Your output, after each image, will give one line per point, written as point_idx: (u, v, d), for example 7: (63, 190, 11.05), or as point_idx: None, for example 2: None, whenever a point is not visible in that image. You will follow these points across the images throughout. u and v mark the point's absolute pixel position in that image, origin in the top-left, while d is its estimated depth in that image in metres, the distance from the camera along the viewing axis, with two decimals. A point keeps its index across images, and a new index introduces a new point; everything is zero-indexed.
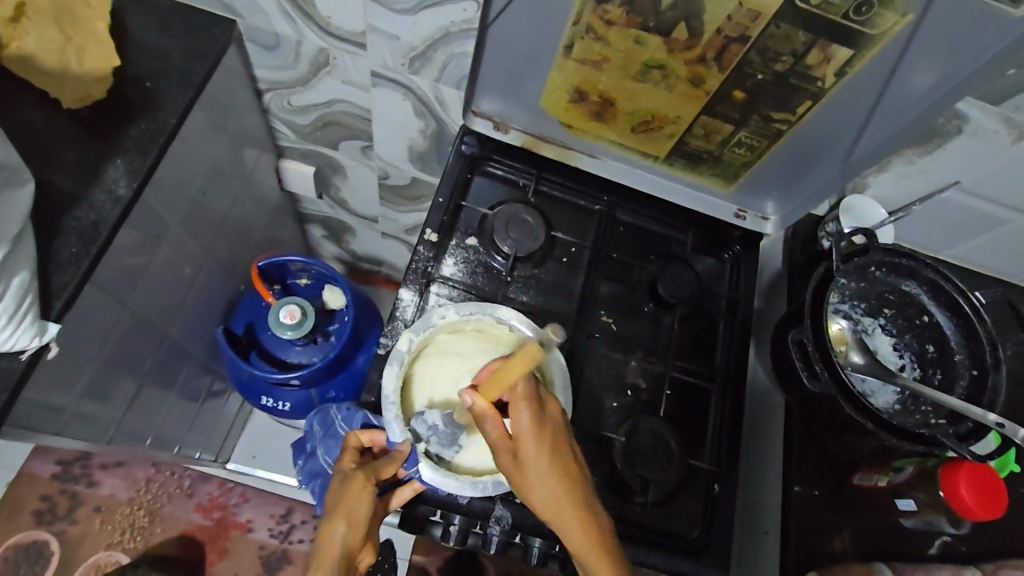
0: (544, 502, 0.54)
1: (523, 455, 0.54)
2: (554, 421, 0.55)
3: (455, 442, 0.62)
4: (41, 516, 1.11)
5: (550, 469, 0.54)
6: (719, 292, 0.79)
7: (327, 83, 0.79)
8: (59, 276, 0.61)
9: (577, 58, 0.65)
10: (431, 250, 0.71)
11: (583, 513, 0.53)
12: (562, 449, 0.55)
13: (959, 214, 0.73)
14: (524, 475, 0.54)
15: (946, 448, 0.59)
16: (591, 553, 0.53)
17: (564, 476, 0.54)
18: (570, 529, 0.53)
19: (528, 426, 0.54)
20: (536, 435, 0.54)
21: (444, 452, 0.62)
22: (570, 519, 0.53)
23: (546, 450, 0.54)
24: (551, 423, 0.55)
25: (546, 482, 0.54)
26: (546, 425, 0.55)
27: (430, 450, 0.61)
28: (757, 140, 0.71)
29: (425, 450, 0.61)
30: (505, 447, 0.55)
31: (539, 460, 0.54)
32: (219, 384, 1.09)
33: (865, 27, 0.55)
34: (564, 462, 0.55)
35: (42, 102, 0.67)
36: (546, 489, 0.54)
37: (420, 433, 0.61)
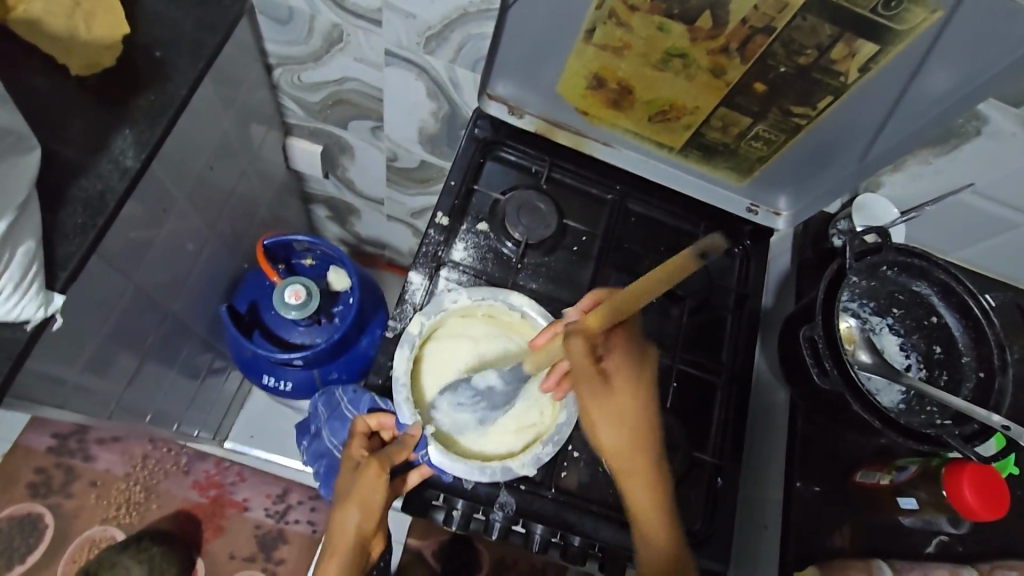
0: (616, 439, 0.59)
1: (613, 392, 0.59)
2: (645, 368, 0.61)
3: (505, 404, 0.65)
4: (37, 489, 1.11)
5: (630, 413, 0.59)
6: (728, 286, 0.79)
7: (339, 60, 0.78)
8: (65, 247, 0.60)
9: (598, 44, 0.64)
10: (441, 234, 0.71)
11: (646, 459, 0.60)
12: (643, 396, 0.60)
13: (971, 216, 0.73)
14: (608, 413, 0.59)
15: (953, 448, 0.59)
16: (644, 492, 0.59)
17: (639, 421, 0.60)
18: (632, 467, 0.59)
19: (620, 364, 0.60)
20: (629, 378, 0.60)
21: (488, 415, 0.64)
22: (632, 460, 0.59)
23: (630, 392, 0.60)
24: (638, 370, 0.61)
25: (626, 422, 0.59)
26: (634, 366, 0.60)
27: (474, 417, 0.64)
28: (775, 134, 0.71)
29: (468, 415, 0.64)
30: (589, 383, 0.57)
31: (623, 403, 0.59)
32: (220, 361, 1.09)
33: (894, 22, 0.54)
34: (642, 410, 0.60)
35: (46, 67, 0.65)
36: (620, 427, 0.59)
37: (460, 403, 0.64)
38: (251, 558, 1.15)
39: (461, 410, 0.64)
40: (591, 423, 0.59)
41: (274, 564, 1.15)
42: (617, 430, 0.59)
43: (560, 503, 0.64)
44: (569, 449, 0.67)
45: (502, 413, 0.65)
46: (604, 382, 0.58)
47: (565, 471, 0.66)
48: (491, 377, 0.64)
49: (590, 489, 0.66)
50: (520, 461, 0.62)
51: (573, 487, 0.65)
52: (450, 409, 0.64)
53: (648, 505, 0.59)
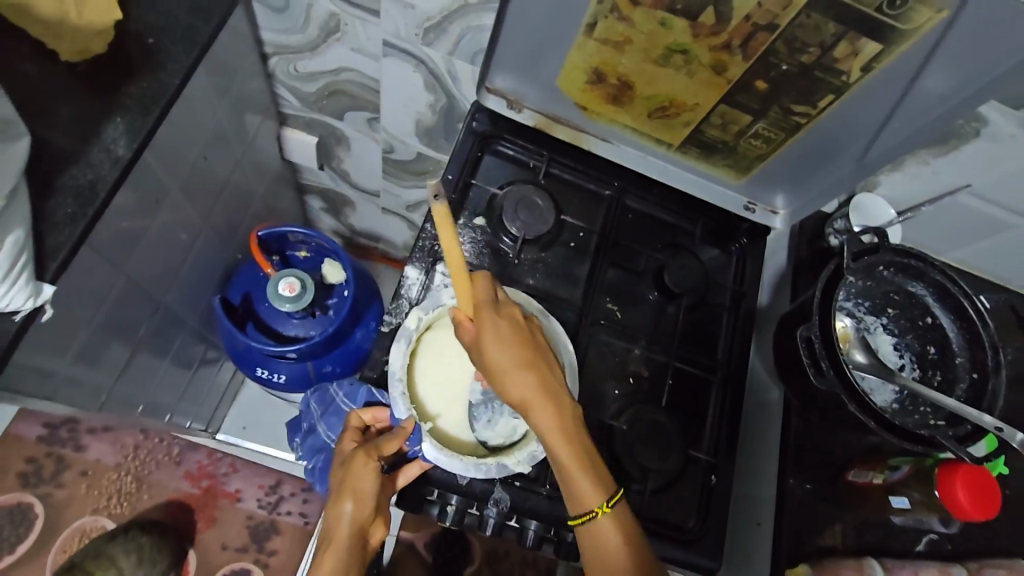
0: (511, 388, 0.57)
1: (486, 347, 0.57)
2: (514, 317, 0.59)
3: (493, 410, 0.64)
4: (26, 478, 1.10)
5: (518, 360, 0.57)
6: (724, 284, 0.79)
7: (336, 50, 0.77)
8: (55, 237, 0.59)
9: (599, 38, 0.64)
10: (438, 228, 0.70)
11: (547, 403, 0.57)
12: (522, 342, 0.58)
13: (968, 217, 0.73)
14: (491, 366, 0.57)
15: (945, 449, 0.59)
16: (555, 437, 0.56)
17: (530, 361, 0.58)
18: (535, 411, 0.56)
19: (487, 313, 0.58)
20: (499, 334, 0.57)
21: (487, 420, 0.64)
22: (535, 406, 0.56)
23: (505, 337, 0.57)
24: (509, 313, 0.59)
25: (513, 373, 0.57)
26: (505, 309, 0.59)
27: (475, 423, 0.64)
28: (775, 133, 0.70)
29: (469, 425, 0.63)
30: (469, 340, 0.58)
31: (500, 352, 0.57)
32: (213, 353, 1.08)
33: (898, 21, 0.54)
34: (527, 353, 0.58)
35: (37, 53, 0.64)
36: (510, 378, 0.57)
37: (488, 419, 0.64)
38: (243, 549, 1.15)
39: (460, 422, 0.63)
40: (489, 377, 0.58)
41: (266, 555, 1.15)
42: (511, 378, 0.57)
43: (554, 500, 0.64)
44: None
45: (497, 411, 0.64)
46: (476, 343, 0.58)
47: None
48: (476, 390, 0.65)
49: None
50: (515, 458, 0.61)
51: None
52: (488, 427, 0.64)
53: (563, 445, 0.56)
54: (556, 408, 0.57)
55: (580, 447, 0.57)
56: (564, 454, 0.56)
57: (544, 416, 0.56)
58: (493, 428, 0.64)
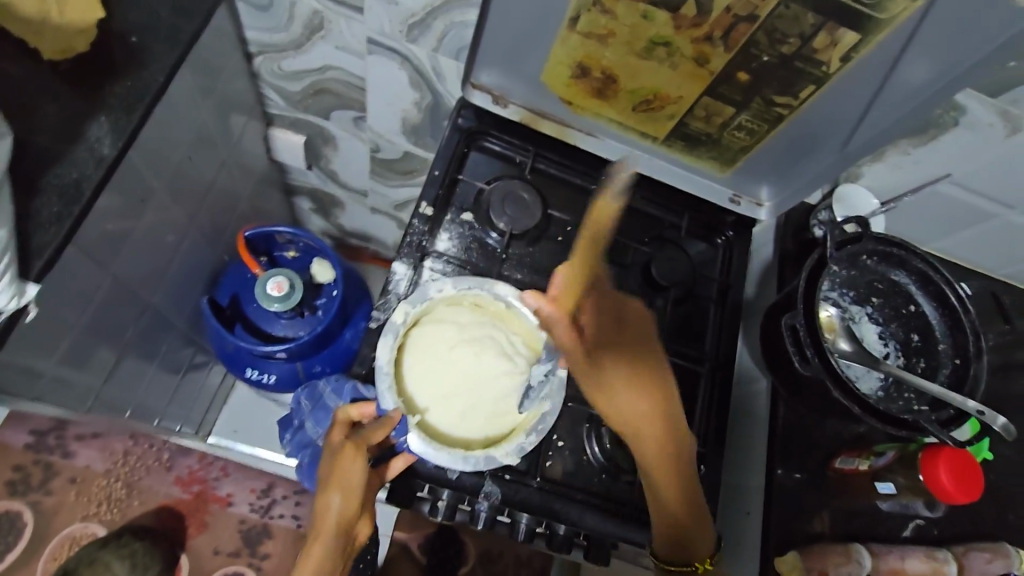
0: (629, 420, 0.59)
1: (603, 366, 0.59)
2: (637, 338, 0.62)
3: (480, 405, 0.64)
4: (12, 488, 1.06)
5: (636, 382, 0.60)
6: (711, 277, 0.79)
7: (320, 48, 0.77)
8: (40, 237, 0.59)
9: (583, 32, 0.64)
10: (425, 224, 0.70)
11: (661, 429, 0.59)
12: (641, 365, 0.61)
13: (948, 207, 0.74)
14: (608, 398, 0.59)
15: (929, 433, 0.60)
16: (663, 467, 0.60)
17: (654, 396, 0.60)
18: (650, 447, 0.59)
19: (603, 349, 0.60)
20: (622, 357, 0.60)
21: (475, 414, 0.64)
22: (647, 430, 0.59)
23: (628, 371, 0.59)
24: (624, 343, 0.61)
25: (628, 396, 0.59)
26: (621, 340, 0.61)
27: (463, 417, 0.64)
28: (757, 125, 0.71)
29: (456, 420, 0.63)
30: (585, 368, 0.60)
31: (621, 388, 0.59)
32: (202, 355, 1.07)
33: (876, 11, 0.54)
34: (643, 377, 0.60)
35: (17, 52, 0.64)
36: (625, 399, 0.59)
37: (481, 415, 0.64)
38: (235, 553, 1.15)
39: (447, 417, 0.63)
40: (603, 407, 0.60)
41: (260, 558, 1.15)
42: (632, 411, 0.59)
43: (545, 493, 0.65)
44: (553, 439, 0.67)
45: (484, 405, 0.64)
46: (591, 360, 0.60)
47: (550, 460, 0.66)
48: (463, 385, 0.64)
49: (575, 478, 0.66)
50: (503, 450, 0.62)
51: (558, 476, 0.66)
52: (482, 420, 0.64)
53: (663, 470, 0.60)
54: (670, 443, 0.59)
55: (684, 473, 0.60)
56: (669, 484, 0.60)
57: (653, 441, 0.59)
58: (478, 422, 0.64)
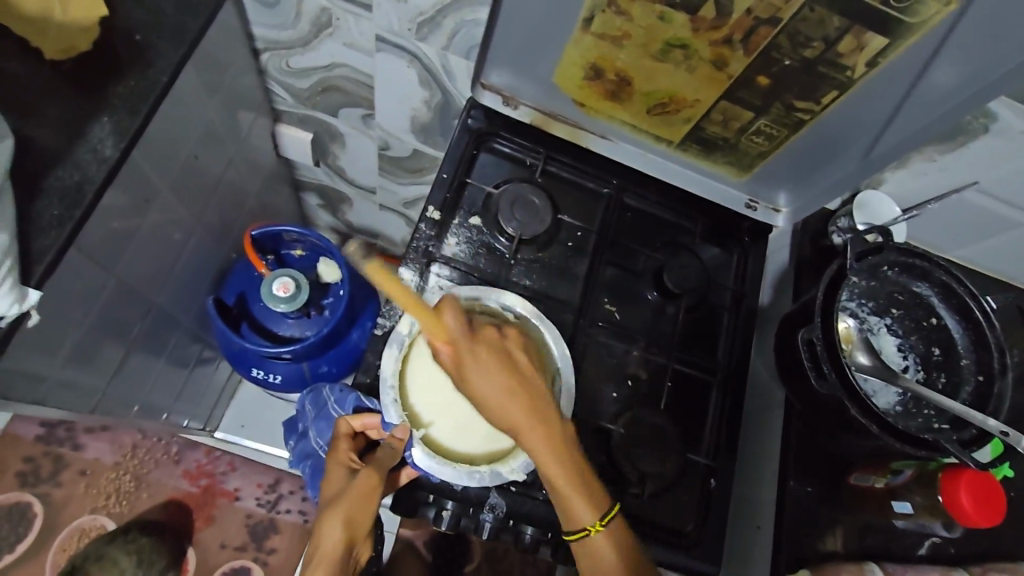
0: (498, 411, 0.56)
1: (467, 372, 0.55)
2: (498, 337, 0.58)
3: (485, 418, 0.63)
4: (25, 478, 1.10)
5: (501, 376, 0.56)
6: (725, 284, 0.77)
7: (328, 46, 0.75)
8: (42, 240, 0.58)
9: (597, 32, 0.62)
10: (432, 229, 0.69)
11: (536, 420, 0.56)
12: (503, 360, 0.56)
13: (975, 216, 0.71)
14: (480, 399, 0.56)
15: (950, 454, 0.58)
16: (549, 458, 0.56)
17: (520, 389, 0.56)
18: (527, 437, 0.56)
19: (468, 349, 0.55)
20: (484, 357, 0.56)
21: (481, 428, 0.63)
22: (522, 422, 0.56)
23: (493, 369, 0.55)
24: (490, 342, 0.57)
25: (495, 394, 0.55)
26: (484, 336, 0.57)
27: (467, 432, 0.62)
28: (777, 130, 0.69)
29: (461, 434, 0.62)
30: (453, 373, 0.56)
31: (490, 388, 0.55)
32: (210, 351, 1.07)
33: (905, 15, 0.52)
34: (507, 370, 0.56)
35: (22, 51, 0.63)
36: (491, 394, 0.55)
37: (483, 429, 0.63)
38: (242, 548, 1.15)
39: (450, 432, 0.62)
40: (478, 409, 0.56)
41: (266, 553, 1.15)
42: (504, 406, 0.55)
43: (551, 506, 0.63)
44: None
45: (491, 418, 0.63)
46: (456, 369, 0.56)
47: None
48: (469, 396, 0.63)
49: None
50: (510, 466, 0.60)
51: None
52: (490, 435, 0.63)
53: (551, 459, 0.56)
54: (547, 430, 0.56)
55: (570, 459, 0.56)
56: (557, 476, 0.56)
57: (533, 430, 0.56)
58: (482, 437, 0.63)
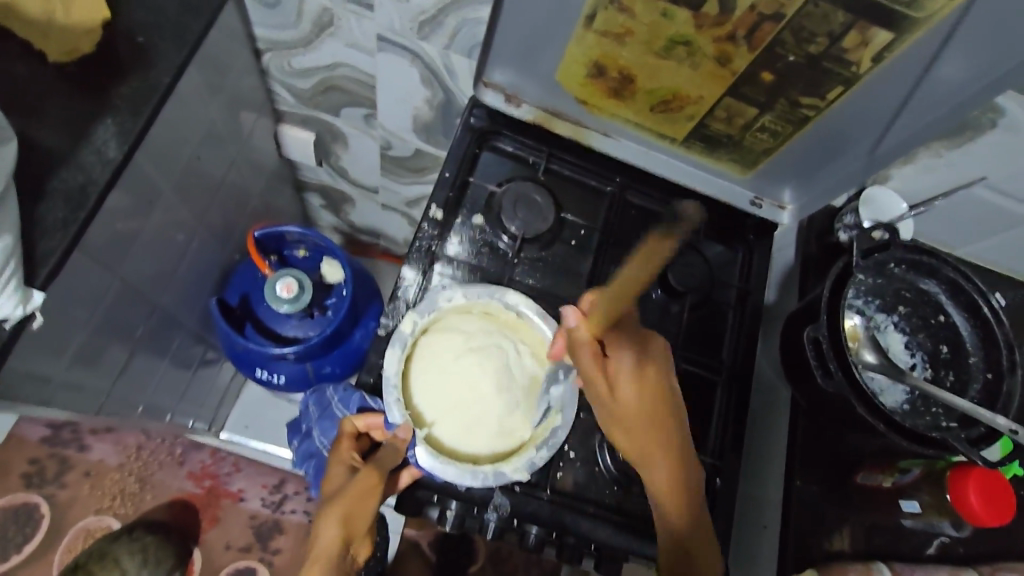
0: (637, 438, 0.60)
1: (619, 387, 0.61)
2: (665, 369, 0.62)
3: (489, 418, 0.63)
4: (30, 479, 1.10)
5: (647, 406, 0.61)
6: (729, 282, 0.77)
7: (330, 46, 0.75)
8: (46, 242, 0.58)
9: (599, 30, 0.62)
10: (435, 228, 0.68)
11: (672, 455, 0.60)
12: (657, 390, 0.61)
13: (983, 212, 0.70)
14: (620, 407, 0.61)
15: (958, 453, 0.57)
16: (667, 493, 0.59)
17: (662, 423, 0.61)
18: (655, 466, 0.59)
19: (622, 358, 0.61)
20: (634, 381, 0.61)
21: (487, 428, 0.63)
22: (659, 455, 0.60)
23: (641, 387, 0.61)
24: (652, 366, 0.62)
25: (639, 419, 0.60)
26: (648, 351, 0.62)
27: (471, 432, 0.62)
28: (781, 126, 0.68)
29: (465, 435, 0.62)
30: (595, 379, 0.61)
31: (632, 397, 0.61)
32: (213, 352, 1.07)
33: (911, 10, 0.51)
34: (655, 403, 0.61)
35: (24, 53, 0.63)
36: (638, 419, 0.60)
37: (489, 430, 0.63)
38: (247, 548, 1.15)
39: (455, 434, 0.62)
40: (610, 417, 0.61)
41: (270, 554, 1.15)
42: (641, 420, 0.60)
43: (556, 506, 0.63)
44: (565, 449, 0.66)
45: (496, 419, 0.63)
46: (607, 383, 0.61)
47: (562, 471, 0.65)
48: (473, 395, 0.63)
49: (586, 489, 0.65)
50: (513, 465, 0.61)
51: (569, 488, 0.65)
52: (496, 436, 0.63)
53: (672, 494, 0.59)
54: (678, 469, 0.60)
55: (690, 497, 0.60)
56: (671, 509, 0.59)
57: (663, 462, 0.59)
58: (485, 437, 0.63)
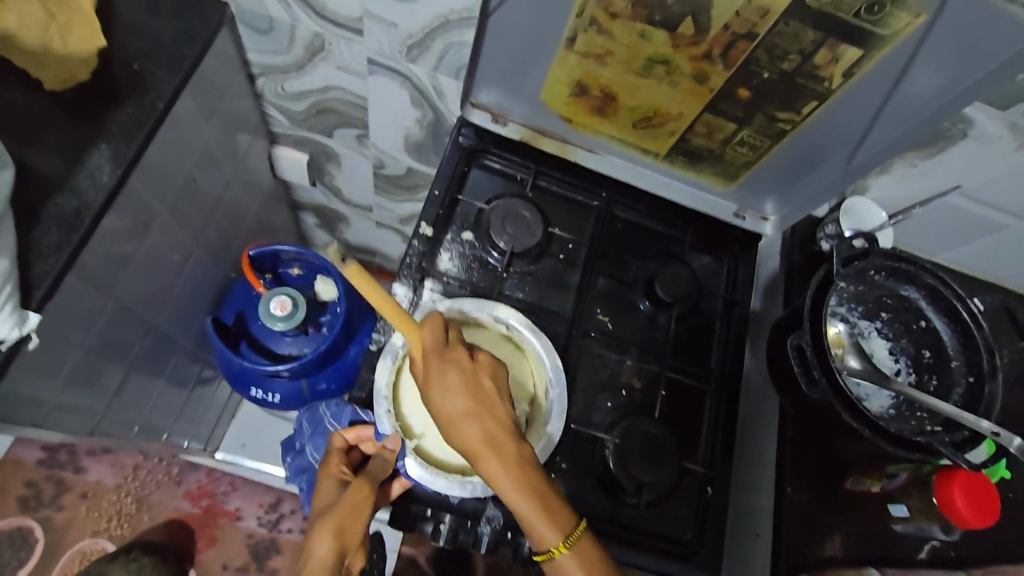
0: (461, 440, 0.54)
1: (432, 394, 0.54)
2: (467, 358, 0.55)
3: None
4: (26, 502, 1.10)
5: (462, 402, 0.54)
6: (716, 292, 0.78)
7: (322, 69, 0.77)
8: (40, 265, 0.59)
9: (580, 51, 0.64)
10: (425, 245, 0.70)
11: (502, 451, 0.53)
12: (473, 387, 0.54)
13: (959, 219, 0.72)
14: (445, 417, 0.54)
15: (942, 456, 0.58)
16: (507, 491, 0.53)
17: (485, 421, 0.54)
18: (485, 467, 0.53)
19: (436, 363, 0.54)
20: (445, 385, 0.54)
21: None
22: (485, 456, 0.53)
23: (453, 391, 0.54)
24: (458, 360, 0.55)
25: (459, 423, 0.53)
26: (454, 354, 0.55)
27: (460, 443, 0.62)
28: (760, 140, 0.70)
29: (453, 446, 0.62)
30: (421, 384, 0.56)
31: (448, 405, 0.54)
32: (209, 371, 1.08)
33: (876, 27, 0.54)
34: (472, 400, 0.54)
35: (24, 82, 0.65)
36: (458, 421, 0.53)
37: None
38: (244, 568, 1.15)
39: (443, 445, 0.62)
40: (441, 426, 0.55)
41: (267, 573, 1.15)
42: (469, 427, 0.53)
43: None
44: (557, 461, 0.66)
45: None
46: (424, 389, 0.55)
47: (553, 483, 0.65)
48: None
49: (579, 501, 0.66)
50: None
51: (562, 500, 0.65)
52: None
53: (512, 491, 0.52)
54: (510, 466, 0.53)
55: (532, 490, 0.53)
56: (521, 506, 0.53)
57: (494, 462, 0.53)
58: None
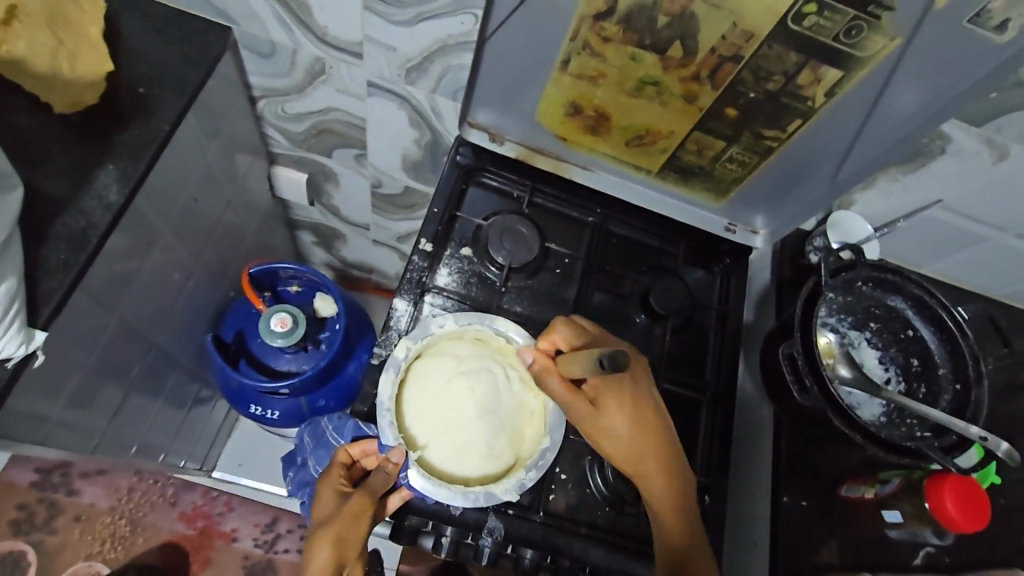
0: (621, 454, 0.60)
1: (604, 410, 0.60)
2: (642, 377, 0.61)
3: (479, 438, 0.64)
4: (18, 526, 1.09)
5: (638, 417, 0.60)
6: (709, 304, 0.80)
7: (322, 91, 0.79)
8: (48, 283, 0.60)
9: (574, 73, 0.67)
10: (425, 260, 0.71)
11: (661, 464, 0.60)
12: (641, 406, 0.61)
13: (941, 231, 0.74)
14: (607, 433, 0.60)
15: (932, 461, 0.60)
16: (663, 504, 0.61)
17: (647, 435, 0.60)
18: (647, 481, 0.60)
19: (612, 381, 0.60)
20: (622, 403, 0.60)
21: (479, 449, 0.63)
22: (648, 468, 0.60)
23: (632, 409, 0.60)
24: (636, 380, 0.61)
25: (624, 437, 0.60)
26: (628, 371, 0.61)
27: (463, 455, 0.63)
28: (748, 157, 0.73)
29: (456, 458, 0.63)
30: (576, 404, 0.60)
31: (622, 421, 0.60)
32: (206, 391, 1.08)
33: (855, 49, 0.56)
34: (642, 418, 0.60)
35: (30, 105, 0.67)
36: (622, 436, 0.60)
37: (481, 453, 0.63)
38: None
39: (445, 457, 0.63)
40: (599, 439, 0.61)
41: None
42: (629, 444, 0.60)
43: (548, 527, 0.65)
44: (556, 472, 0.67)
45: (487, 442, 0.64)
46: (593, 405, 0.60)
47: (553, 493, 0.66)
48: (464, 419, 0.64)
49: (579, 511, 0.66)
50: (504, 486, 0.62)
51: (562, 511, 0.66)
52: (490, 457, 0.64)
53: (666, 503, 0.61)
54: (667, 481, 0.61)
55: (682, 503, 0.61)
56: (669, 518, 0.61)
57: (656, 477, 0.60)
58: (475, 458, 0.63)
